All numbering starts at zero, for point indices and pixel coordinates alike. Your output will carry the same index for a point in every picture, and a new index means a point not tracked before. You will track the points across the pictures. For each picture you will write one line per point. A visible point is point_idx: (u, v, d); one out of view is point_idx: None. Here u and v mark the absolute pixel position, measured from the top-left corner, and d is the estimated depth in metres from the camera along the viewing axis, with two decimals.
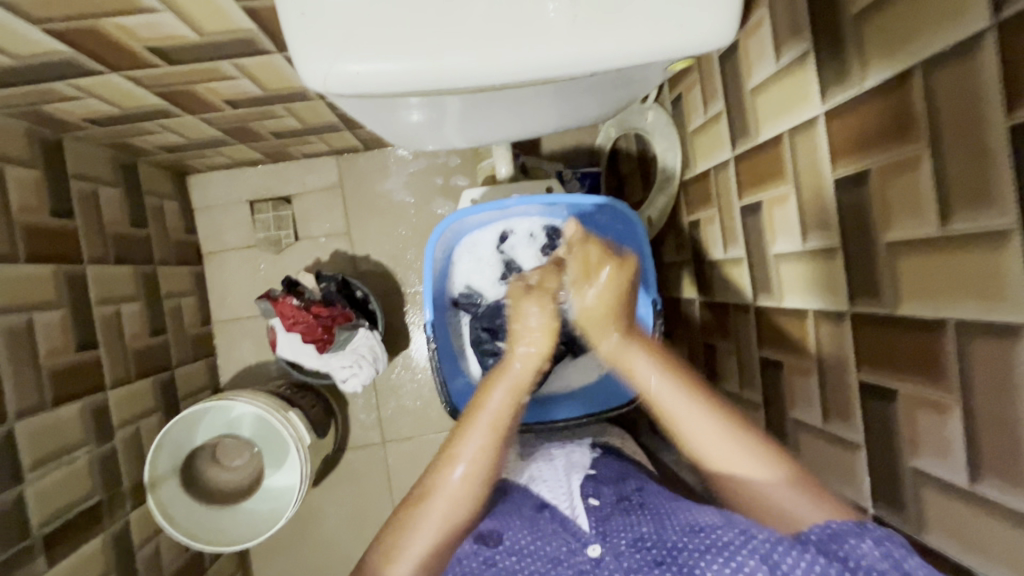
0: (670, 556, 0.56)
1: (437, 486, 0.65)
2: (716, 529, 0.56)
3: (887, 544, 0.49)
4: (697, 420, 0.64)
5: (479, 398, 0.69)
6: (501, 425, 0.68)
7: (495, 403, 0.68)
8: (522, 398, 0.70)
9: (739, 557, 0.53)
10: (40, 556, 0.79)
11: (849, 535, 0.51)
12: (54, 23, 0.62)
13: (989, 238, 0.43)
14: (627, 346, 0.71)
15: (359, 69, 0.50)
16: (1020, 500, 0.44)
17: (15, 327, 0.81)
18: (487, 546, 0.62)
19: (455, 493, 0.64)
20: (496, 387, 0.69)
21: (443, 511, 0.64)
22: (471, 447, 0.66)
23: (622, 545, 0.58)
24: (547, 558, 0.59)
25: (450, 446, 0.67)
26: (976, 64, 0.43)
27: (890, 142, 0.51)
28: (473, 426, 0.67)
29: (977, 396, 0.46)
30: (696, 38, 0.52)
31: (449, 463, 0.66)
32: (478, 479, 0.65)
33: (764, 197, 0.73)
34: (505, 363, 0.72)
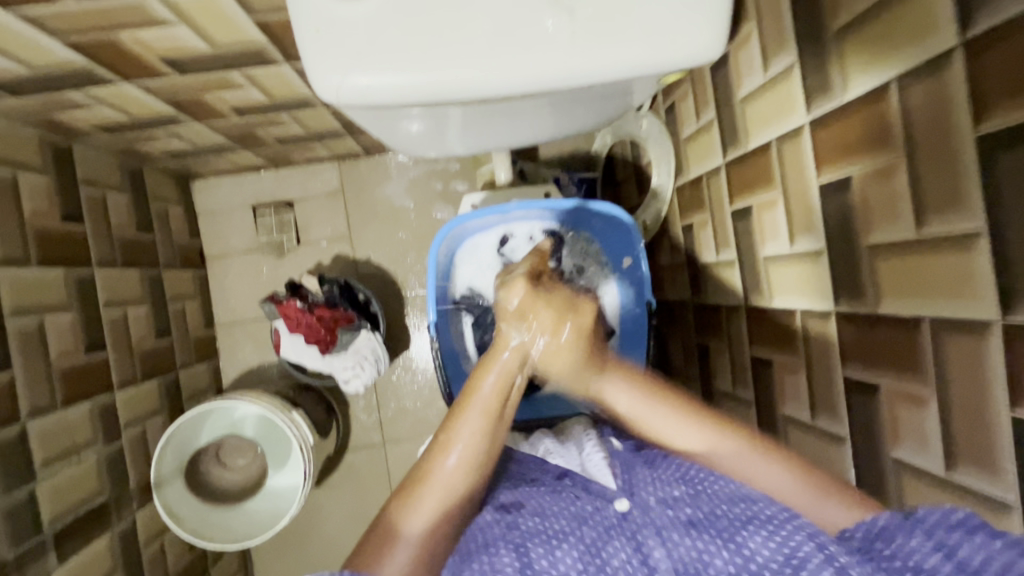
0: (706, 521, 0.60)
1: (433, 474, 0.60)
2: (756, 502, 0.59)
3: (939, 532, 0.48)
4: (666, 424, 0.64)
5: (472, 382, 0.65)
6: (496, 405, 0.63)
7: (488, 386, 0.64)
8: (516, 378, 0.65)
9: (787, 532, 0.56)
10: (51, 553, 0.81)
11: (897, 532, 0.50)
12: (73, 36, 0.65)
13: (959, 240, 0.46)
14: (602, 376, 0.67)
15: (369, 81, 0.53)
16: (992, 486, 0.47)
17: (28, 328, 0.83)
18: (510, 513, 0.63)
19: (451, 482, 0.60)
20: (490, 369, 0.65)
21: (438, 501, 0.59)
22: (467, 431, 0.61)
23: (652, 503, 0.63)
24: (570, 517, 0.63)
25: (442, 433, 0.62)
26: (945, 79, 0.46)
27: (870, 150, 0.55)
28: (468, 410, 0.62)
29: (952, 389, 0.49)
30: (688, 52, 0.55)
31: (442, 450, 0.60)
32: (472, 465, 0.61)
33: (754, 202, 0.76)
34: (496, 343, 0.67)
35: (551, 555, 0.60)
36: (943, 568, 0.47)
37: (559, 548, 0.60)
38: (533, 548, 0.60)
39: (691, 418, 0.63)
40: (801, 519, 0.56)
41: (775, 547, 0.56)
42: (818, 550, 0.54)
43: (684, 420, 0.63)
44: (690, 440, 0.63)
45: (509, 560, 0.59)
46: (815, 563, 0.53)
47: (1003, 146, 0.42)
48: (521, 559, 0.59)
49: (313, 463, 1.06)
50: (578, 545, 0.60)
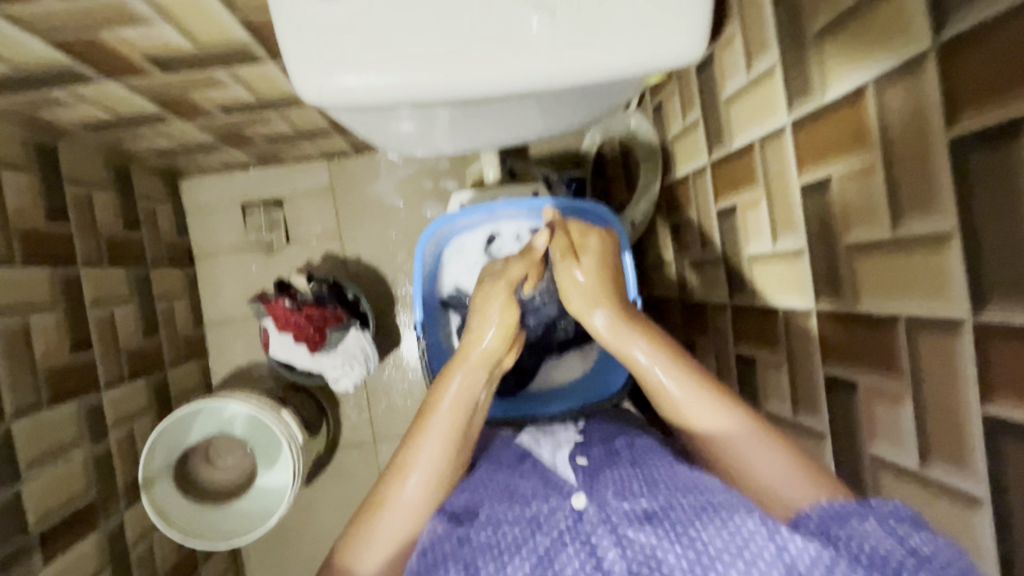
0: (662, 513, 0.54)
1: (391, 498, 0.61)
2: (707, 491, 0.56)
3: (891, 522, 0.48)
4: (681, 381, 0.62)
5: (429, 400, 0.66)
6: (458, 423, 0.65)
7: (448, 403, 0.65)
8: (476, 396, 0.66)
9: (737, 521, 0.51)
10: (37, 553, 0.81)
11: (851, 515, 0.49)
12: (55, 35, 0.65)
13: (932, 240, 0.47)
14: (625, 330, 0.67)
15: (352, 82, 0.53)
16: (962, 481, 0.48)
17: (12, 328, 0.83)
18: (460, 526, 0.58)
19: (412, 505, 0.61)
20: (446, 389, 0.66)
21: (401, 525, 0.60)
22: (426, 454, 0.63)
23: (609, 499, 0.57)
24: (525, 521, 0.56)
25: (401, 457, 0.63)
26: (919, 82, 0.47)
27: (848, 152, 0.55)
28: (425, 430, 0.64)
29: (925, 386, 0.50)
30: (670, 54, 0.56)
31: (402, 474, 0.62)
32: (434, 486, 0.62)
33: (738, 201, 0.77)
34: (461, 356, 0.68)
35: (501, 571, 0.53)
36: (902, 559, 0.45)
37: (511, 562, 0.53)
38: (483, 566, 0.53)
39: (701, 385, 0.62)
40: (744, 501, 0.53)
41: (727, 536, 0.50)
42: (770, 540, 0.49)
43: (697, 391, 0.61)
44: (709, 417, 0.60)
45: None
46: (757, 542, 0.49)
47: (974, 147, 0.43)
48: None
49: (302, 462, 1.06)
50: (531, 558, 0.53)
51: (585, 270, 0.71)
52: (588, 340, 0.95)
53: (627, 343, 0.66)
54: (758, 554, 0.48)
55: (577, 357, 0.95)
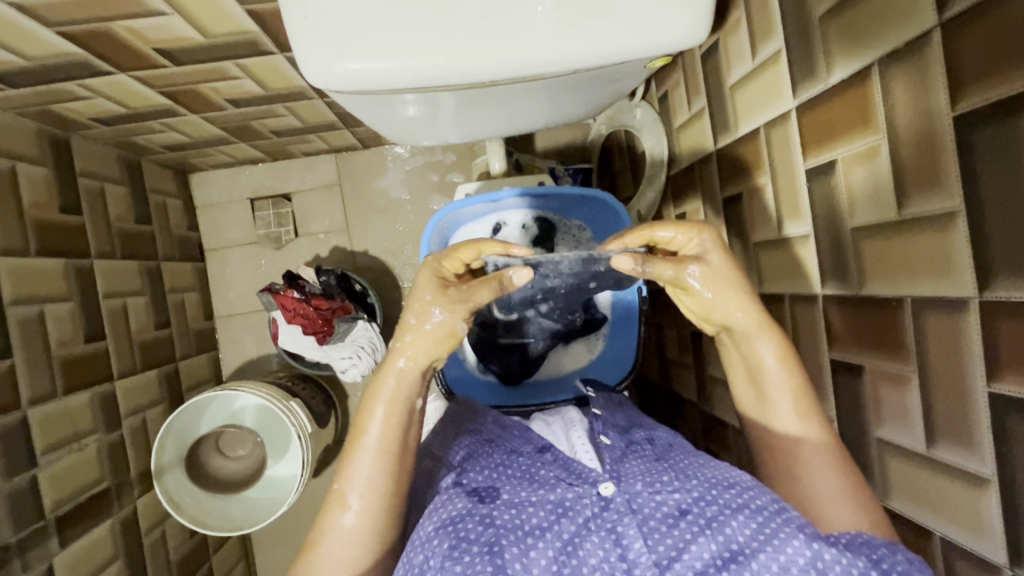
0: (697, 508, 0.56)
1: (329, 527, 0.61)
2: (748, 489, 0.56)
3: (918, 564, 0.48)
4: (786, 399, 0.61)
5: (358, 422, 0.63)
6: (390, 446, 0.62)
7: (376, 423, 0.62)
8: (405, 407, 0.63)
9: (773, 524, 0.52)
10: (53, 538, 0.83)
11: (881, 545, 0.50)
12: (68, 26, 0.66)
13: (938, 219, 0.47)
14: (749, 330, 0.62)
15: (358, 67, 0.54)
16: (969, 461, 0.48)
17: (29, 317, 0.85)
18: (482, 504, 0.59)
19: (351, 535, 0.60)
20: (372, 410, 0.62)
21: (340, 556, 0.60)
22: (359, 477, 0.61)
23: (638, 489, 0.58)
24: (551, 508, 0.58)
25: (337, 482, 0.62)
26: (924, 59, 0.46)
27: (854, 133, 0.55)
28: (356, 453, 0.62)
29: (931, 366, 0.50)
30: (672, 37, 0.56)
31: (339, 504, 0.61)
32: (372, 514, 0.61)
33: (744, 188, 0.77)
34: (378, 379, 0.63)
35: (525, 556, 0.54)
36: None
37: (534, 548, 0.55)
38: (506, 547, 0.54)
39: (804, 404, 0.61)
40: (791, 513, 0.53)
41: (754, 531, 0.52)
42: (806, 547, 0.49)
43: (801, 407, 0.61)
44: (794, 423, 0.61)
45: (481, 567, 0.53)
46: (792, 546, 0.50)
47: (980, 124, 0.43)
48: (495, 561, 0.53)
49: (311, 452, 1.07)
50: (556, 544, 0.56)
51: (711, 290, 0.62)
52: (594, 330, 0.95)
53: (755, 346, 0.62)
54: (792, 559, 0.49)
55: (583, 346, 0.95)
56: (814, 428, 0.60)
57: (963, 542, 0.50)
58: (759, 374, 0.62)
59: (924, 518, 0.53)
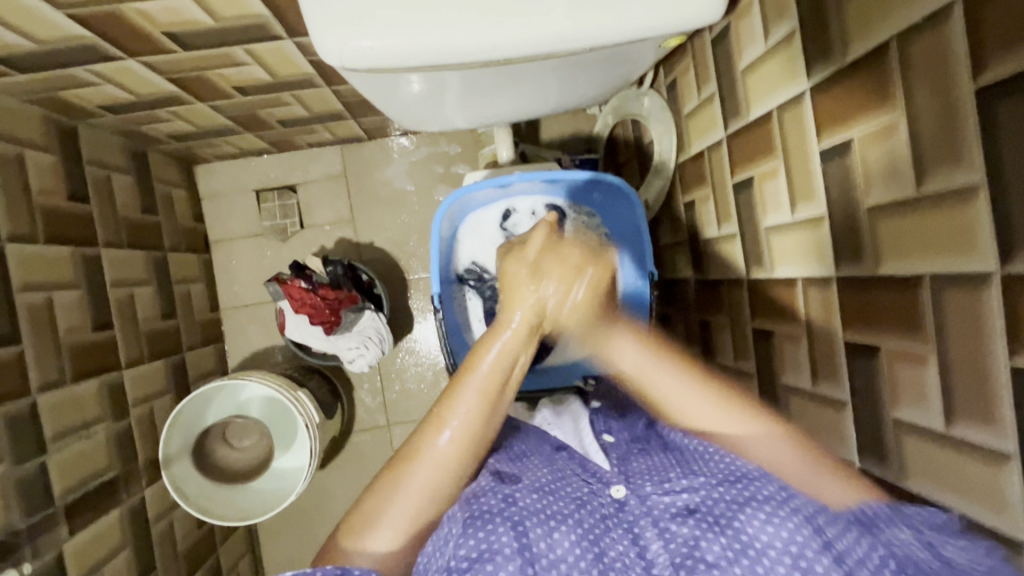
0: (704, 507, 0.57)
1: (422, 452, 0.59)
2: (754, 481, 0.57)
3: (923, 529, 0.48)
4: (697, 402, 0.62)
5: (470, 358, 0.63)
6: (494, 388, 0.61)
7: (491, 360, 0.62)
8: (518, 359, 0.63)
9: (783, 516, 0.53)
10: (63, 525, 0.83)
11: (882, 521, 0.50)
12: (78, 8, 0.65)
13: (958, 193, 0.47)
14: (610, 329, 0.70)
15: (371, 44, 0.53)
16: (991, 438, 0.47)
17: (37, 305, 0.84)
18: (504, 484, 0.60)
19: (441, 460, 0.59)
20: (491, 345, 0.63)
21: (428, 481, 0.58)
22: (461, 411, 0.60)
23: (648, 491, 0.59)
24: (569, 498, 0.59)
25: (435, 410, 0.61)
26: (945, 33, 0.46)
27: (870, 112, 0.55)
28: (463, 388, 0.61)
29: (950, 344, 0.49)
30: (686, 14, 0.56)
31: (435, 428, 0.60)
32: (464, 445, 0.60)
33: (755, 173, 0.76)
34: (496, 331, 0.64)
35: (549, 536, 0.56)
36: (928, 562, 0.48)
37: (557, 530, 0.56)
38: (531, 527, 0.56)
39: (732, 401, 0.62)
40: (798, 501, 0.54)
41: (773, 532, 0.52)
42: (816, 538, 0.51)
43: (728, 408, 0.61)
44: (717, 419, 0.62)
45: (506, 539, 0.54)
46: (804, 540, 0.51)
47: (1002, 95, 0.42)
48: (519, 539, 0.55)
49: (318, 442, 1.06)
50: (577, 529, 0.56)
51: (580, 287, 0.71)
52: None
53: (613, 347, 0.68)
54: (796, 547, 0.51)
55: None
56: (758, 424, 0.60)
57: (982, 519, 0.49)
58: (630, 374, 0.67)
59: (943, 497, 0.53)
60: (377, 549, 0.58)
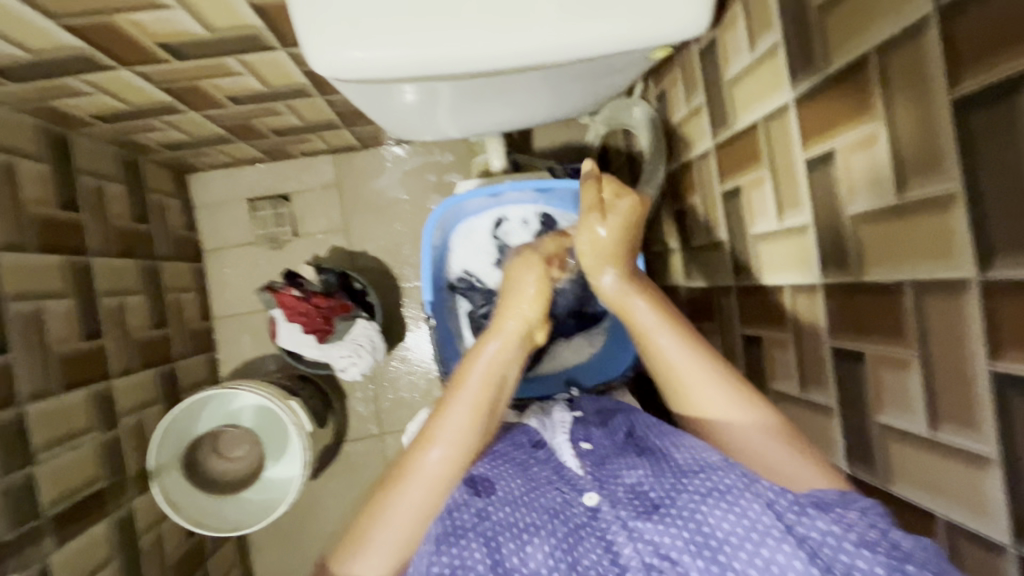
0: (667, 501, 0.53)
1: (414, 469, 0.60)
2: (716, 471, 0.54)
3: (872, 513, 0.50)
4: (705, 380, 0.63)
5: (459, 373, 0.66)
6: (484, 402, 0.64)
7: (477, 377, 0.65)
8: (507, 372, 0.66)
9: (743, 501, 0.50)
10: (49, 537, 0.82)
11: (834, 504, 0.51)
12: (72, 19, 0.66)
13: (938, 202, 0.48)
14: (629, 292, 0.68)
15: (362, 55, 0.54)
16: (974, 442, 0.48)
17: (26, 314, 0.84)
18: (478, 496, 0.58)
19: (435, 476, 0.60)
20: (478, 360, 0.66)
21: (419, 498, 0.59)
22: (451, 427, 0.62)
23: (620, 493, 0.56)
24: (542, 509, 0.56)
25: (427, 427, 0.63)
26: (922, 46, 0.47)
27: (852, 122, 0.56)
28: (452, 405, 0.63)
29: (933, 349, 0.50)
30: (671, 26, 0.58)
31: (426, 446, 0.61)
32: (457, 462, 0.61)
33: (743, 181, 0.77)
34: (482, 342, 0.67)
35: (522, 550, 0.53)
36: (878, 542, 0.47)
37: (531, 542, 0.54)
38: (504, 542, 0.54)
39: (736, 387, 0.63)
40: (760, 484, 0.52)
41: (734, 519, 0.49)
42: (775, 520, 0.49)
43: (736, 395, 0.62)
44: (722, 406, 0.62)
45: (479, 555, 0.53)
46: (764, 523, 0.49)
47: (978, 106, 0.44)
48: (493, 555, 0.53)
49: (310, 451, 1.06)
50: (552, 540, 0.54)
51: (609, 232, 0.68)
52: (594, 323, 0.98)
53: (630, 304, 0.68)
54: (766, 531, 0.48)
55: (584, 339, 0.98)
56: (759, 415, 0.61)
57: (968, 523, 0.50)
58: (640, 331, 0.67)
59: (928, 501, 0.54)
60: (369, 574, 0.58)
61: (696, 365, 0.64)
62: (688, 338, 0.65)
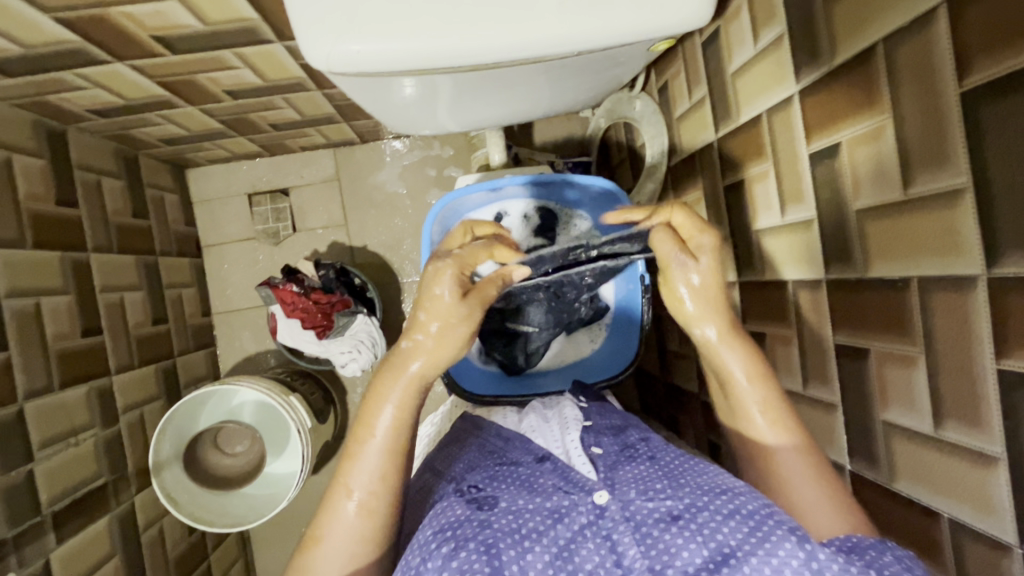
0: (688, 514, 0.53)
1: (332, 519, 0.60)
2: (739, 494, 0.53)
3: (908, 562, 0.47)
4: (796, 462, 0.59)
5: (364, 418, 0.62)
6: (394, 444, 0.61)
7: (381, 429, 0.61)
8: (413, 416, 0.62)
9: (767, 527, 0.49)
10: (50, 534, 0.82)
11: (871, 548, 0.48)
12: (65, 12, 0.65)
13: (945, 196, 0.47)
14: (721, 345, 0.65)
15: (359, 48, 0.53)
16: (980, 441, 0.47)
17: (24, 310, 0.84)
18: (481, 510, 0.58)
19: (353, 528, 0.59)
20: (381, 409, 0.61)
21: (344, 547, 0.59)
22: (365, 475, 0.60)
23: (632, 495, 0.57)
24: (547, 513, 0.57)
25: (341, 476, 0.61)
26: (932, 36, 0.46)
27: (858, 116, 0.55)
28: (364, 450, 0.61)
29: (938, 346, 0.49)
30: (675, 18, 0.57)
31: (341, 496, 0.60)
32: (375, 509, 0.60)
33: (745, 176, 0.76)
34: (388, 379, 0.62)
35: (522, 558, 0.53)
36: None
37: (531, 550, 0.53)
38: (504, 549, 0.53)
39: (815, 462, 0.59)
40: (781, 514, 0.50)
41: (754, 543, 0.49)
42: (799, 548, 0.47)
43: (814, 480, 0.58)
44: (800, 480, 0.58)
45: (478, 565, 0.51)
46: (786, 551, 0.47)
47: (987, 98, 0.43)
48: (492, 562, 0.52)
49: (311, 447, 1.05)
50: (551, 549, 0.54)
51: (692, 293, 0.66)
52: (597, 320, 0.97)
53: (724, 360, 0.65)
54: (785, 561, 0.47)
55: (584, 336, 0.98)
56: (788, 439, 0.61)
57: (974, 523, 0.49)
58: (731, 389, 0.64)
59: (932, 499, 0.53)
60: None
61: (788, 440, 0.61)
62: (778, 411, 0.63)
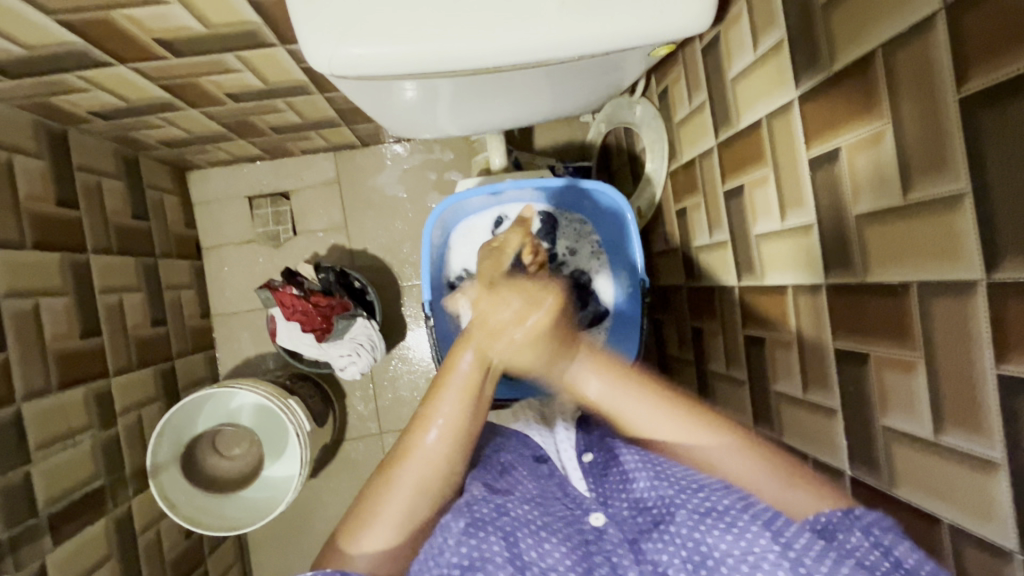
0: (668, 517, 0.54)
1: (413, 451, 0.57)
2: (715, 490, 0.53)
3: (875, 532, 0.47)
4: (711, 445, 0.56)
5: (449, 359, 0.61)
6: (475, 385, 0.60)
7: (466, 366, 0.60)
8: (494, 364, 0.62)
9: (743, 524, 0.49)
10: (46, 535, 0.81)
11: (838, 529, 0.48)
12: (67, 14, 0.65)
13: (946, 201, 0.47)
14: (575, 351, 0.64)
15: (360, 52, 0.53)
16: (981, 446, 0.47)
17: (24, 311, 0.84)
18: (496, 494, 0.60)
19: (432, 460, 0.57)
20: (466, 349, 0.61)
21: (420, 477, 0.57)
22: (445, 412, 0.58)
23: (625, 512, 0.57)
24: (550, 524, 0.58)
25: (421, 409, 0.59)
26: (930, 42, 0.46)
27: (857, 122, 0.55)
28: (445, 389, 0.59)
29: (938, 351, 0.49)
30: (675, 23, 0.57)
31: (423, 427, 0.58)
32: (452, 443, 0.58)
33: (745, 181, 0.76)
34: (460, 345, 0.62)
35: (540, 546, 0.55)
36: (880, 564, 0.45)
37: (548, 540, 0.55)
38: (522, 538, 0.55)
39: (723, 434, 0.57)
40: (757, 506, 0.50)
41: (733, 542, 0.49)
42: (774, 542, 0.48)
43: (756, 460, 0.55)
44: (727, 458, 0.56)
45: (498, 548, 0.54)
46: (762, 547, 0.48)
47: (985, 104, 0.43)
48: (511, 549, 0.54)
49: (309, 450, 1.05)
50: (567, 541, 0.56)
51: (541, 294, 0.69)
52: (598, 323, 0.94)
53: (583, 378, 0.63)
54: (763, 555, 0.48)
55: None
56: (708, 435, 0.57)
57: (976, 530, 0.49)
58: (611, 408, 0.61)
59: (934, 505, 0.53)
60: (371, 550, 0.55)
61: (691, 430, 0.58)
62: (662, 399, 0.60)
